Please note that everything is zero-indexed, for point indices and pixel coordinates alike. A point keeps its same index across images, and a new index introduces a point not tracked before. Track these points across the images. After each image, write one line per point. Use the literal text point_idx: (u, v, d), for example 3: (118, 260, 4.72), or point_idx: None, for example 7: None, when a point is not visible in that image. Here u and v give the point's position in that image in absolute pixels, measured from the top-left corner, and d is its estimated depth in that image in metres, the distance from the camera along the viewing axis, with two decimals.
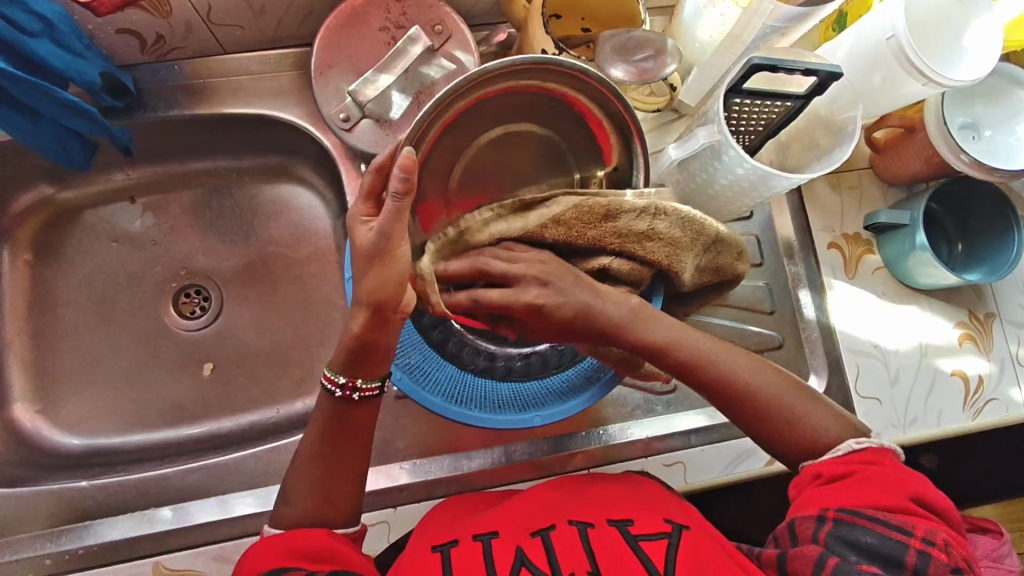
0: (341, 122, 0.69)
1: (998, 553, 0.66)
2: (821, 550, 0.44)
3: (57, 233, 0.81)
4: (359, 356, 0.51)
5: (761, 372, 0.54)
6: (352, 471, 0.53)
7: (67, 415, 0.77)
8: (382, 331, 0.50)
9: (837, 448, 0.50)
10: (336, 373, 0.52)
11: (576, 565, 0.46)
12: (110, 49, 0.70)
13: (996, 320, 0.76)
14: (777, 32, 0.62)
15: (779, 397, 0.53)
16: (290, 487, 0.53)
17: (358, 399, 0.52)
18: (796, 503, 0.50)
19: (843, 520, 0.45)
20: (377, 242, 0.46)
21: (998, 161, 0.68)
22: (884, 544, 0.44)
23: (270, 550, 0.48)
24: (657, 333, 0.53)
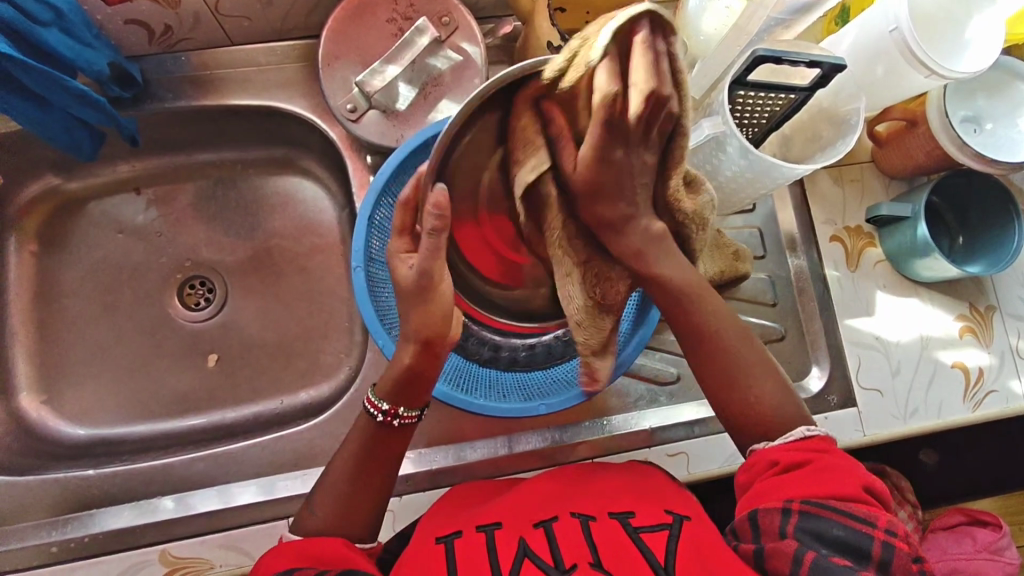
0: (348, 113, 0.70)
1: (997, 545, 0.77)
2: (798, 546, 0.45)
3: (63, 224, 0.82)
4: (405, 382, 0.53)
5: (747, 344, 0.55)
6: (379, 484, 0.54)
7: (72, 405, 0.77)
8: (429, 362, 0.53)
9: (788, 435, 0.51)
10: (381, 399, 0.54)
11: (580, 557, 0.46)
12: (118, 39, 0.70)
13: (996, 313, 0.77)
14: (780, 25, 0.64)
15: (758, 372, 0.54)
16: (316, 495, 0.54)
17: (397, 425, 0.54)
18: (752, 489, 0.50)
19: (809, 513, 0.46)
20: (420, 279, 0.50)
21: (1000, 154, 0.69)
22: (850, 536, 0.45)
23: (284, 551, 0.49)
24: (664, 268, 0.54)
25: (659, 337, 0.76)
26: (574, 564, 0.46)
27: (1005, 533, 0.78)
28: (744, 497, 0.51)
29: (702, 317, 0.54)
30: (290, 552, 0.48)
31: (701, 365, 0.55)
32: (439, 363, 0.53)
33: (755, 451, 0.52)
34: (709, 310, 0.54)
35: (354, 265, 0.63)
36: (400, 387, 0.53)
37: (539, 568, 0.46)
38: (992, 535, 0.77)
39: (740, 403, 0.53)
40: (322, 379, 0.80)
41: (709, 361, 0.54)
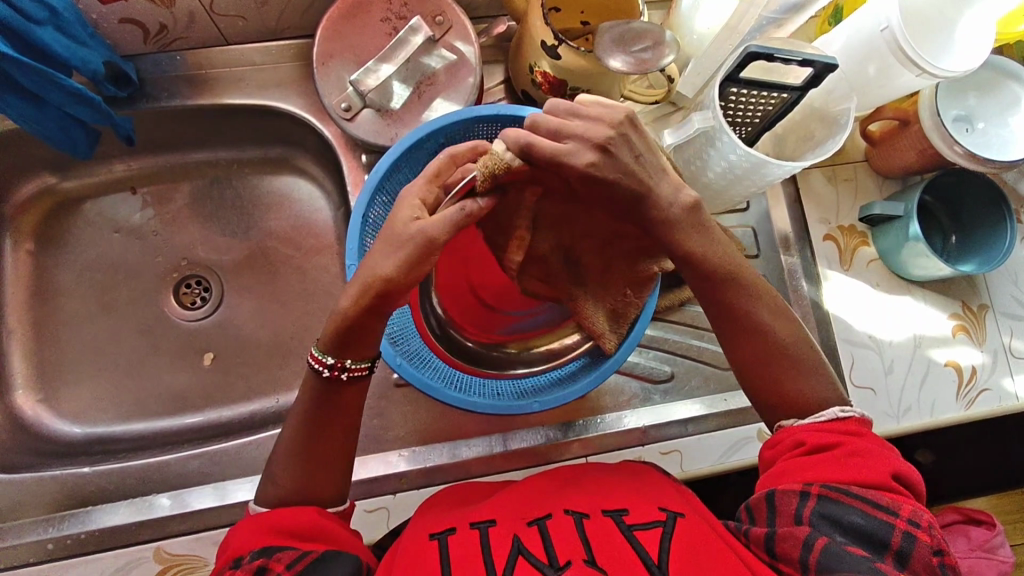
0: (343, 112, 0.70)
1: (991, 544, 0.76)
2: (809, 531, 0.45)
3: (59, 223, 0.82)
4: (346, 336, 0.52)
5: (782, 317, 0.55)
6: (334, 446, 0.54)
7: (67, 403, 0.77)
8: (376, 318, 0.52)
9: (819, 415, 0.52)
10: (325, 353, 0.52)
11: (574, 552, 0.46)
12: (114, 39, 0.70)
13: (989, 311, 0.77)
14: (773, 24, 0.64)
15: (796, 354, 0.54)
16: (278, 460, 0.53)
17: (345, 378, 0.53)
18: (774, 470, 0.51)
19: (829, 497, 0.46)
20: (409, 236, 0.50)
21: (991, 152, 0.69)
22: (869, 523, 0.45)
23: (260, 528, 0.48)
24: (694, 243, 0.52)
25: (654, 335, 0.76)
26: (568, 561, 0.45)
27: (999, 531, 0.77)
28: (765, 479, 0.51)
29: (738, 295, 0.54)
30: (266, 529, 0.48)
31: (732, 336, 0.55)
32: (385, 318, 0.52)
33: (785, 427, 0.53)
34: (747, 283, 0.54)
35: (347, 263, 0.63)
36: (340, 340, 0.52)
37: (534, 565, 0.46)
38: (987, 534, 0.77)
39: (772, 374, 0.54)
40: None
41: (740, 332, 0.54)
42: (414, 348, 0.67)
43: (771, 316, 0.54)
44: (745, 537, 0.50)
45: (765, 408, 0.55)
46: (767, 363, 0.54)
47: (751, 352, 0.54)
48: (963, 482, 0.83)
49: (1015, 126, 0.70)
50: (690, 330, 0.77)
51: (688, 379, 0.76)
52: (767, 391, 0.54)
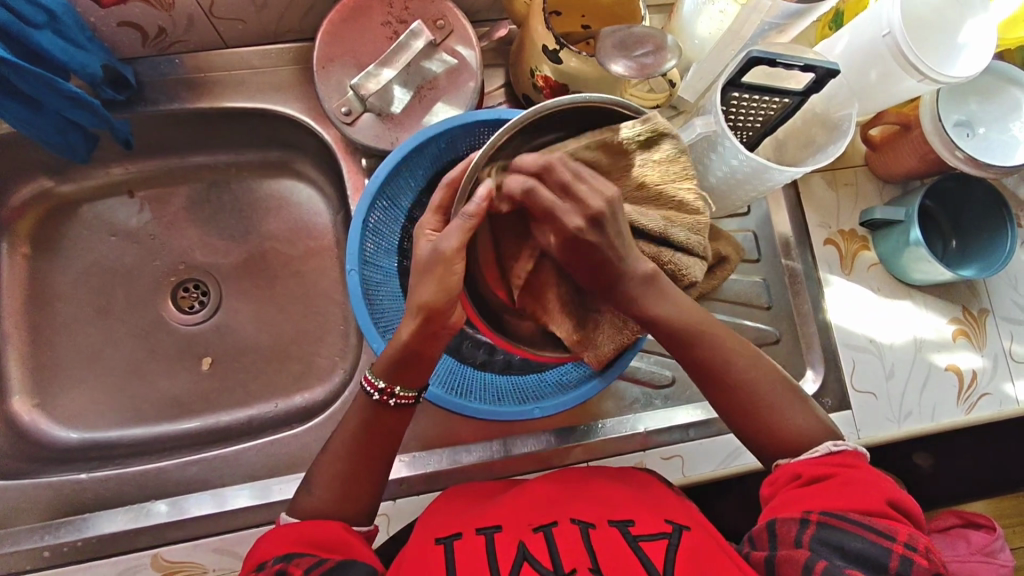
0: (343, 116, 0.70)
1: (992, 547, 0.76)
2: (809, 554, 0.45)
3: (56, 226, 0.81)
4: (403, 362, 0.52)
5: (755, 368, 0.54)
6: (376, 467, 0.54)
7: (64, 408, 0.77)
8: (433, 341, 0.51)
9: (815, 449, 0.51)
10: (377, 377, 0.53)
11: (578, 563, 0.46)
12: (112, 42, 0.70)
13: (989, 316, 0.77)
14: (775, 30, 0.63)
15: (765, 391, 0.54)
16: (317, 478, 0.54)
17: (393, 405, 0.54)
18: (773, 501, 0.50)
19: (828, 523, 0.46)
20: (429, 257, 0.48)
21: (993, 157, 0.69)
22: (870, 548, 0.45)
23: (283, 537, 0.49)
24: (660, 308, 0.52)
25: (655, 340, 0.75)
26: (573, 571, 0.45)
27: (1000, 535, 0.76)
28: (765, 509, 0.51)
29: (704, 349, 0.54)
30: (287, 537, 0.49)
31: (703, 389, 0.55)
32: (441, 343, 0.52)
33: (779, 464, 0.53)
34: (716, 340, 0.54)
35: (348, 268, 0.64)
36: (396, 367, 0.52)
37: (537, 572, 0.46)
38: (987, 538, 0.76)
39: (743, 411, 0.54)
40: (317, 383, 0.80)
41: (714, 385, 0.54)
42: None
43: (742, 368, 0.54)
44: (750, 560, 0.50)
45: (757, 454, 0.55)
46: (739, 416, 0.54)
47: (720, 407, 0.55)
48: (963, 485, 0.84)
49: (1016, 132, 0.70)
50: None
51: (689, 383, 0.76)
52: (749, 428, 0.54)
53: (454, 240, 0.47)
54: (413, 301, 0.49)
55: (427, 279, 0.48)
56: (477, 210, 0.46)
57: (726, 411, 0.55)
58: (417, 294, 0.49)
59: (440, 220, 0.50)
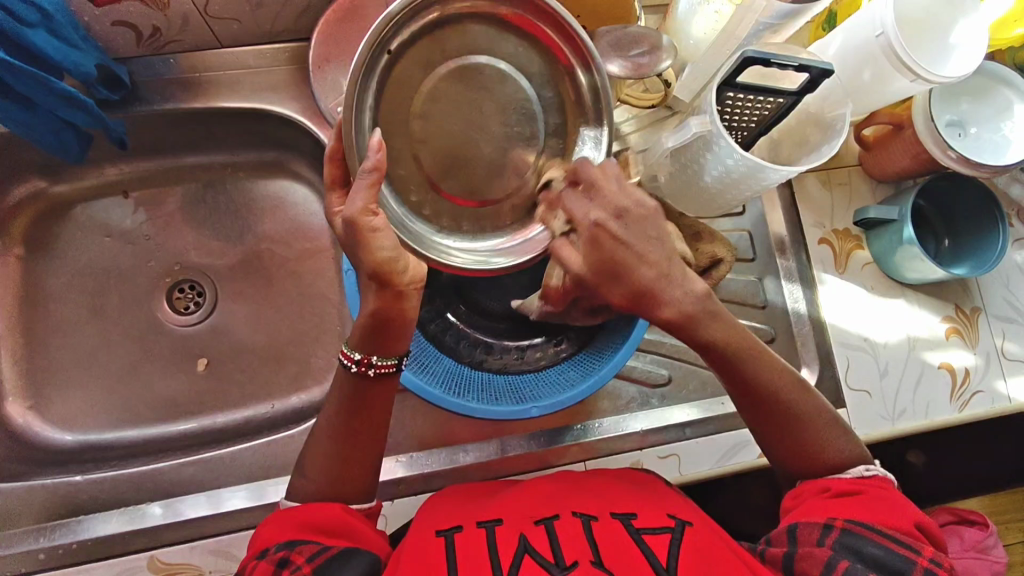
0: (339, 116, 0.70)
1: (984, 544, 0.75)
2: (832, 555, 0.46)
3: (50, 227, 0.81)
4: (375, 331, 0.52)
5: (803, 394, 0.54)
6: (365, 447, 0.54)
7: (58, 411, 0.76)
8: (401, 302, 0.52)
9: (849, 471, 0.53)
10: (354, 349, 0.53)
11: (580, 555, 0.46)
12: (106, 41, 0.69)
13: (982, 314, 0.78)
14: (771, 29, 0.63)
15: (814, 416, 0.54)
16: (309, 462, 0.54)
17: (371, 376, 0.53)
18: (796, 510, 0.52)
19: (852, 531, 0.47)
20: (346, 231, 0.48)
21: (985, 157, 0.70)
22: (892, 558, 0.45)
23: (282, 522, 0.49)
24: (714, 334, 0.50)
25: (651, 339, 0.76)
26: (575, 563, 0.45)
27: (992, 532, 0.76)
28: (788, 517, 0.52)
29: (762, 374, 0.53)
30: (288, 523, 0.49)
31: (750, 405, 0.55)
32: (409, 301, 0.53)
33: (804, 483, 0.54)
34: (768, 361, 0.53)
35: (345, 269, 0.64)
36: (371, 336, 0.53)
37: (540, 565, 0.45)
38: (980, 534, 0.76)
39: (788, 429, 0.54)
40: (314, 383, 0.79)
41: (762, 409, 0.54)
42: (414, 352, 0.66)
43: (791, 392, 0.54)
44: (761, 558, 0.50)
45: (783, 463, 0.56)
46: (786, 434, 0.54)
47: (765, 422, 0.55)
48: (956, 482, 0.84)
49: (1008, 132, 0.71)
50: None
51: (686, 382, 0.76)
52: (785, 443, 0.55)
53: (359, 202, 0.47)
54: (366, 268, 0.50)
55: (367, 246, 0.49)
56: (376, 161, 0.46)
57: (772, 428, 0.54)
58: (367, 259, 0.49)
59: (343, 194, 0.55)
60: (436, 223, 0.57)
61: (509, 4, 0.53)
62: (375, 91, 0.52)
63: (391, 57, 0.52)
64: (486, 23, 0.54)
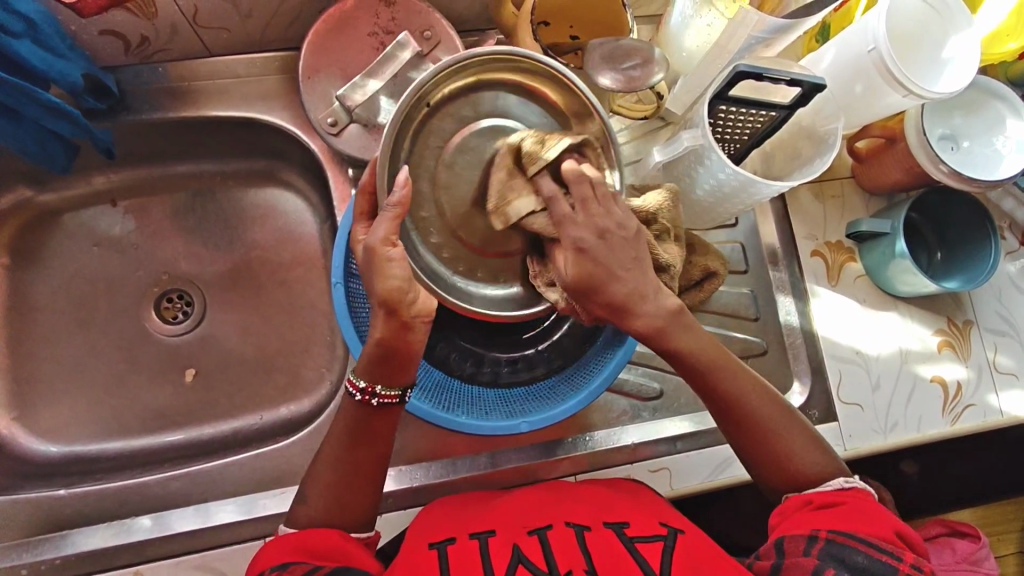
0: (329, 127, 0.70)
1: (977, 556, 0.75)
2: (817, 565, 0.46)
3: (36, 236, 0.80)
4: (382, 362, 0.51)
5: (768, 399, 0.55)
6: (367, 468, 0.54)
7: (43, 422, 0.75)
8: (408, 335, 0.51)
9: (828, 483, 0.53)
10: (359, 377, 0.53)
11: (574, 564, 0.46)
12: (92, 50, 0.69)
13: (974, 327, 0.78)
14: (761, 44, 0.63)
15: (786, 430, 0.55)
16: (308, 487, 0.54)
17: (375, 405, 0.53)
18: (781, 525, 0.51)
19: (837, 540, 0.47)
20: (366, 256, 0.49)
21: (978, 172, 0.70)
22: (877, 565, 0.46)
23: (280, 546, 0.49)
24: (685, 341, 0.52)
25: (643, 351, 0.75)
26: (568, 573, 0.46)
27: (984, 544, 0.76)
28: (773, 532, 0.52)
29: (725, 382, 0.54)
30: (284, 547, 0.49)
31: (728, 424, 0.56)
32: (416, 338, 0.51)
33: (790, 496, 0.53)
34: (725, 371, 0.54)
35: (333, 281, 0.64)
36: (374, 365, 0.51)
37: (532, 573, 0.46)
38: (971, 546, 0.75)
39: (757, 440, 0.55)
40: (303, 394, 0.79)
41: (734, 420, 0.55)
42: None
43: (755, 398, 0.55)
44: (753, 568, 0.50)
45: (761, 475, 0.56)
46: (758, 449, 0.55)
47: (738, 436, 0.56)
48: (947, 495, 0.84)
49: (1000, 146, 0.71)
50: None
51: (676, 396, 0.75)
52: (761, 450, 0.55)
53: (381, 232, 0.49)
54: (377, 295, 0.49)
55: (378, 274, 0.49)
56: (400, 198, 0.48)
57: (746, 441, 0.55)
58: (377, 286, 0.49)
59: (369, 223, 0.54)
60: (453, 268, 0.58)
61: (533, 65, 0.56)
62: (410, 136, 0.56)
63: (428, 112, 0.56)
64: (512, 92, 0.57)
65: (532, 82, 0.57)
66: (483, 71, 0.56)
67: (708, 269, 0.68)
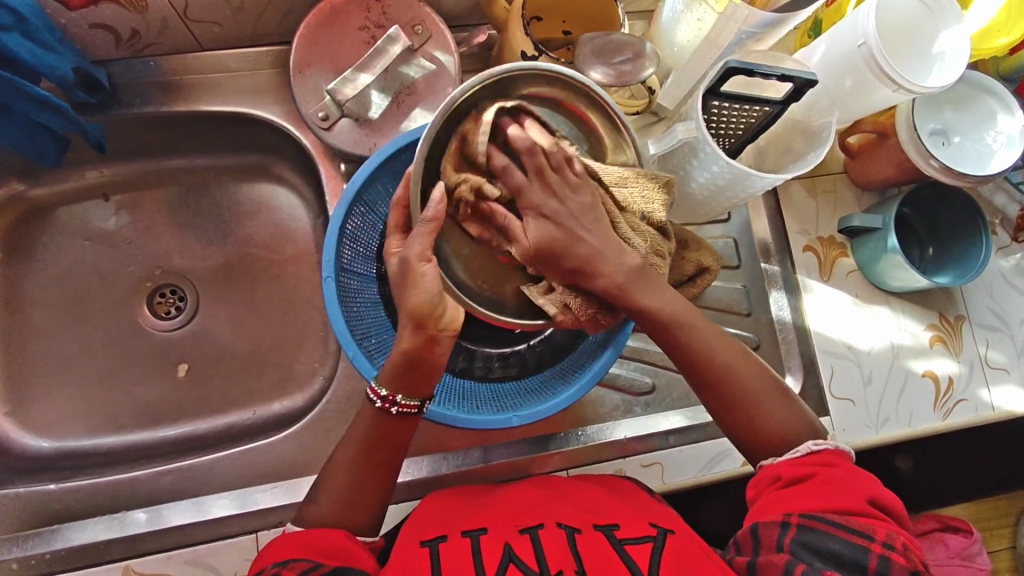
0: (320, 121, 0.70)
1: (969, 551, 0.75)
2: (788, 559, 0.46)
3: (28, 230, 0.80)
4: (404, 370, 0.52)
5: (743, 362, 0.55)
6: (372, 466, 0.54)
7: (36, 416, 0.75)
8: (433, 346, 0.52)
9: (796, 449, 0.52)
10: (380, 385, 0.53)
11: (564, 565, 0.47)
12: (83, 43, 0.68)
13: (965, 322, 0.78)
14: (753, 38, 0.63)
15: (761, 391, 0.55)
16: (320, 487, 0.54)
17: (394, 413, 0.54)
18: (757, 505, 0.51)
19: (807, 526, 0.47)
20: (400, 268, 0.50)
21: (968, 166, 0.70)
22: (847, 549, 0.45)
23: (283, 545, 0.49)
24: (654, 299, 0.52)
25: (635, 346, 0.75)
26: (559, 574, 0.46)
27: (977, 539, 0.76)
28: (751, 511, 0.52)
29: (699, 343, 0.54)
30: (286, 544, 0.49)
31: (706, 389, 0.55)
32: (441, 348, 0.52)
33: (762, 467, 0.53)
34: (697, 330, 0.54)
35: (324, 276, 0.63)
36: (399, 373, 0.52)
37: (523, 572, 0.46)
38: (964, 541, 0.76)
39: (733, 403, 0.55)
40: (296, 390, 0.79)
41: (709, 382, 0.55)
42: None
43: (729, 359, 0.55)
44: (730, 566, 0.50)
45: (739, 440, 0.56)
46: (733, 413, 0.55)
47: (714, 401, 0.55)
48: (941, 490, 0.84)
49: (991, 141, 0.71)
50: None
51: (669, 391, 0.75)
52: (738, 423, 0.55)
53: (417, 246, 0.49)
54: (407, 308, 0.50)
55: (412, 286, 0.49)
56: (435, 212, 0.48)
57: (721, 405, 0.55)
58: (409, 299, 0.49)
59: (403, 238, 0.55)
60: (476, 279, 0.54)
61: (566, 86, 0.54)
62: (435, 156, 0.53)
63: None
64: (543, 107, 0.54)
65: (569, 96, 0.55)
66: (516, 82, 0.53)
67: (705, 265, 0.67)
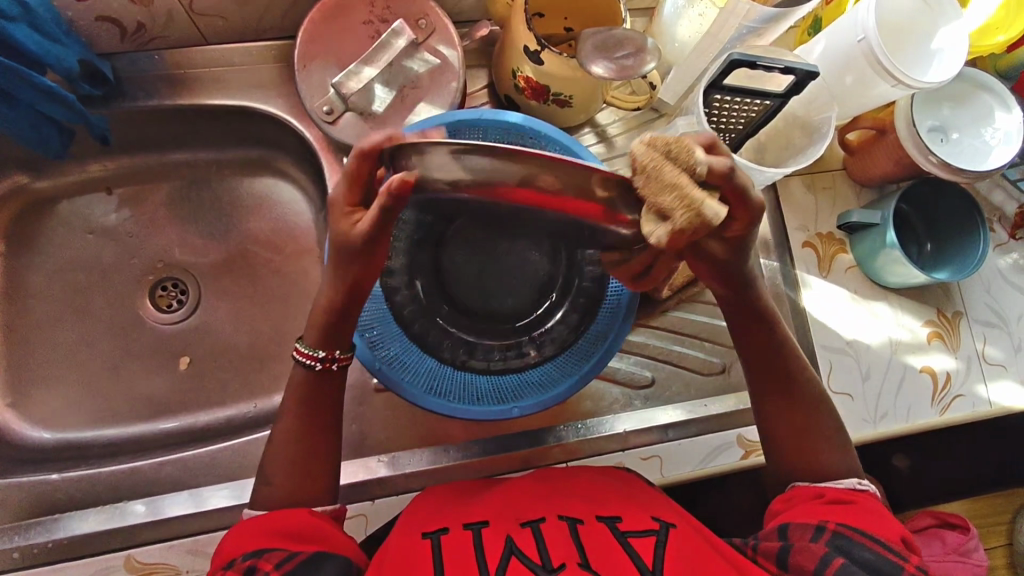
0: (325, 115, 0.70)
1: (967, 547, 0.75)
2: (827, 551, 0.47)
3: (31, 223, 0.80)
4: (336, 326, 0.56)
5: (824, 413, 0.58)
6: (326, 436, 0.56)
7: (37, 408, 0.75)
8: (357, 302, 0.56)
9: (839, 483, 0.54)
10: (314, 348, 0.55)
11: (568, 557, 0.47)
12: (89, 37, 0.69)
13: (963, 318, 0.79)
14: (753, 33, 0.64)
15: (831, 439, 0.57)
16: (268, 469, 0.54)
17: (336, 369, 0.56)
18: (787, 514, 0.52)
19: (844, 533, 0.48)
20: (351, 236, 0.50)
21: (966, 161, 0.70)
22: (882, 560, 0.46)
23: (251, 532, 0.49)
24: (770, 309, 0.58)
25: (635, 340, 0.76)
26: (562, 563, 0.46)
27: (973, 535, 0.75)
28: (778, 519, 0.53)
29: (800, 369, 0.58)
30: (256, 531, 0.49)
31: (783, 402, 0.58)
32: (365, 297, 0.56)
33: (798, 486, 0.55)
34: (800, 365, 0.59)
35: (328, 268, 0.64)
36: (331, 330, 0.55)
37: (526, 567, 0.46)
38: (961, 537, 0.75)
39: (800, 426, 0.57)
40: None
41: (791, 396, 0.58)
42: (393, 353, 0.67)
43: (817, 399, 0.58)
44: (752, 551, 0.50)
45: (780, 456, 0.57)
46: (791, 430, 0.57)
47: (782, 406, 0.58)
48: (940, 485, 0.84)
49: (989, 138, 0.71)
50: (670, 335, 0.77)
51: (669, 384, 0.76)
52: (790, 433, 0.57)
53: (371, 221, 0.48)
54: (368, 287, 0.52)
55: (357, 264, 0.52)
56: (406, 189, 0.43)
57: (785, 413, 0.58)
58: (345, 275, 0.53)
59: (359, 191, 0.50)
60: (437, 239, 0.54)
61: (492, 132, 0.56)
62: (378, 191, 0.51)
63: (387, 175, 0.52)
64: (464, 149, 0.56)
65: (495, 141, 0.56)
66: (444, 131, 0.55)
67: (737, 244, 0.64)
